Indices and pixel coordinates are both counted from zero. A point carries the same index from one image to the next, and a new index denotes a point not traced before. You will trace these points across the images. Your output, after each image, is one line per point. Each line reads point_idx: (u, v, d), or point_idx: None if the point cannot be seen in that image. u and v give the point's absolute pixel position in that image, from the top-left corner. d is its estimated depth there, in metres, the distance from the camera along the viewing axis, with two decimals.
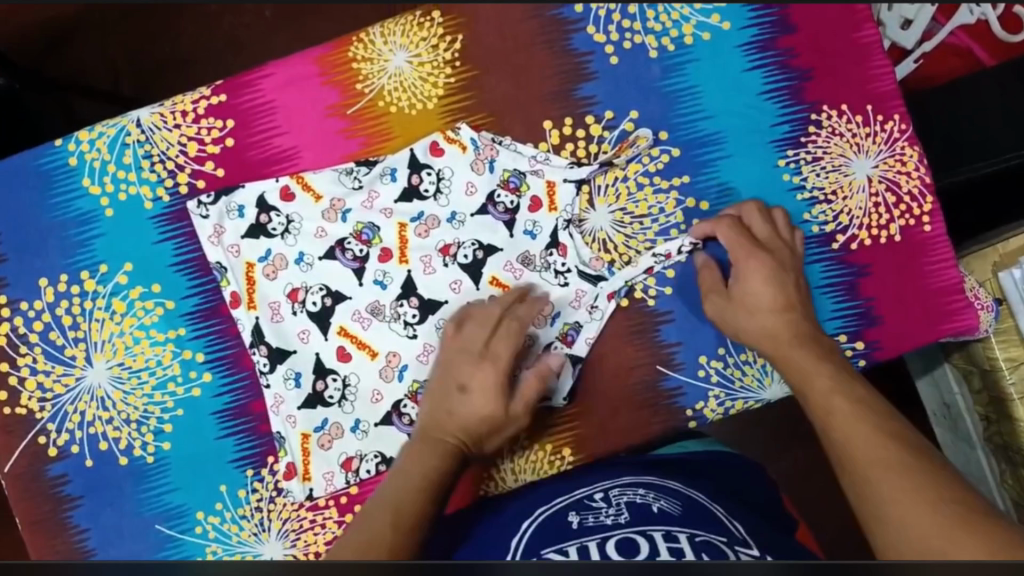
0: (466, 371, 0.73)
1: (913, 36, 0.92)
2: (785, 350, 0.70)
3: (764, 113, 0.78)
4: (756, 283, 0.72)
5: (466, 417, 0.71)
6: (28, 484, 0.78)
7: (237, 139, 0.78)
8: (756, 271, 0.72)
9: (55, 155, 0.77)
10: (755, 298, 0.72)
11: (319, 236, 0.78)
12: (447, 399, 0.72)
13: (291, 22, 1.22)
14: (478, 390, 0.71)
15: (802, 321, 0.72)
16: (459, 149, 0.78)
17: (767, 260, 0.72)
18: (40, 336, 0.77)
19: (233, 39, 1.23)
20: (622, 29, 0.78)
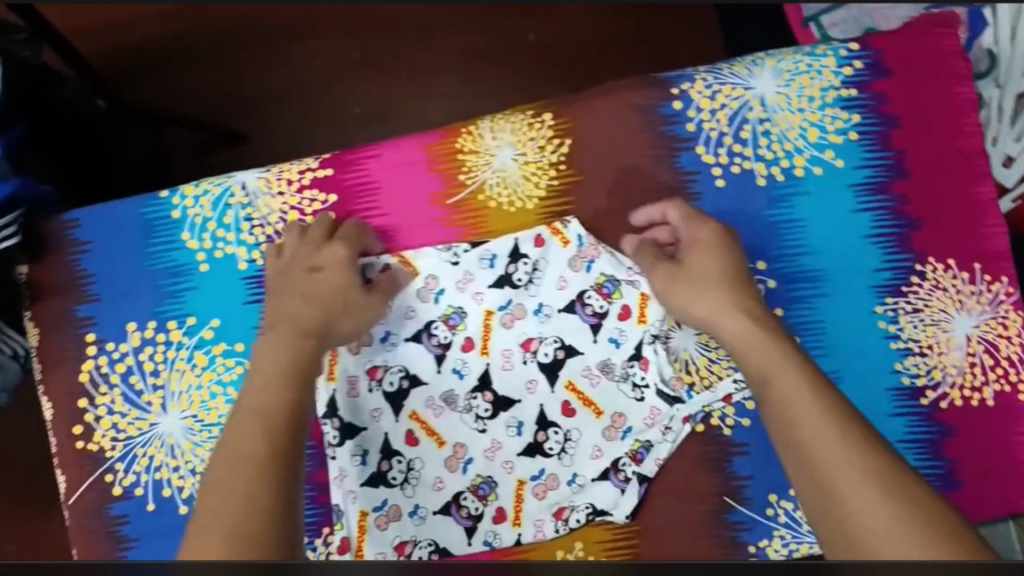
0: (314, 253, 0.74)
1: (1015, 174, 0.88)
2: (723, 314, 0.66)
3: (869, 257, 0.76)
4: (703, 253, 0.71)
5: (323, 293, 0.72)
6: (91, 520, 0.79)
7: (337, 214, 0.79)
8: (706, 241, 0.71)
9: (160, 206, 0.79)
10: (702, 267, 0.70)
11: (408, 317, 0.80)
12: (300, 281, 0.72)
13: (379, 66, 1.23)
14: (329, 265, 0.73)
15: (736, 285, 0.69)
16: (561, 243, 0.78)
17: (714, 239, 0.71)
18: (121, 378, 0.79)
19: (322, 76, 1.23)
20: (732, 153, 0.77)
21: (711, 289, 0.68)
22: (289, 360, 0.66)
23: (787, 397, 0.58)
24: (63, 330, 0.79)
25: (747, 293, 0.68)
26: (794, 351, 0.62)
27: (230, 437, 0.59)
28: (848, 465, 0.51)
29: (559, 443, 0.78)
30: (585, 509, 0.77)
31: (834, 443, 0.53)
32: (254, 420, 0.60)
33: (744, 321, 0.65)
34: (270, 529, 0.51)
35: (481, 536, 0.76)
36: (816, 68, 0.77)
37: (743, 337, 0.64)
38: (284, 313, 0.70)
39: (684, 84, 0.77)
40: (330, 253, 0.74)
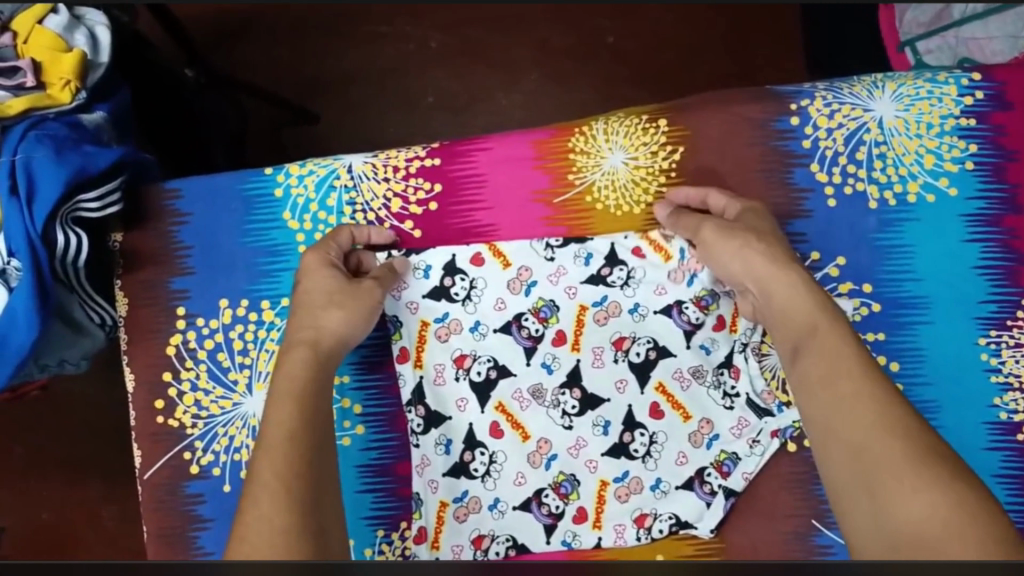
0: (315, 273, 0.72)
1: None
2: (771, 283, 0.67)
3: (975, 288, 0.76)
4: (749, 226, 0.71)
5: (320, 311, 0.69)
6: (165, 496, 0.78)
7: (441, 205, 0.78)
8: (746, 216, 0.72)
9: (263, 182, 0.78)
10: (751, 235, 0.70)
11: (498, 307, 0.78)
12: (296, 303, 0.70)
13: (458, 58, 1.22)
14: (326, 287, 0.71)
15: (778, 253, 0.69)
16: (662, 258, 0.78)
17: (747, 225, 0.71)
18: (208, 354, 0.78)
19: (400, 63, 1.23)
20: (846, 173, 0.76)
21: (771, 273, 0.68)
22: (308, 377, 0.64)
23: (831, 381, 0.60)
24: (154, 301, 0.79)
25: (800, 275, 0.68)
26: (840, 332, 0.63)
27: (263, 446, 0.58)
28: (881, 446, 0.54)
29: (644, 445, 0.76)
30: (668, 520, 0.75)
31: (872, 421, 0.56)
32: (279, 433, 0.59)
33: (798, 304, 0.66)
34: (300, 534, 0.51)
35: (560, 535, 0.75)
36: (936, 94, 0.77)
37: (796, 317, 0.65)
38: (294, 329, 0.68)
39: (803, 100, 0.77)
40: (318, 278, 0.71)
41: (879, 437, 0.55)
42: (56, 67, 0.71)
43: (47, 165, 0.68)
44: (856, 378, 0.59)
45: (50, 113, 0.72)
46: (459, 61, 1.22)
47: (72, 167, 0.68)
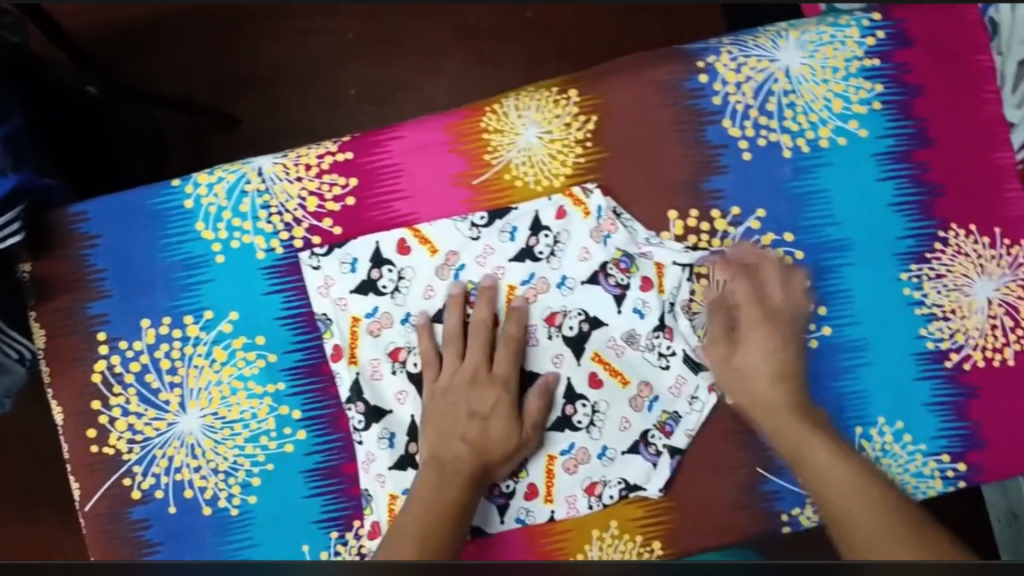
0: (474, 396, 0.74)
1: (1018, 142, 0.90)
2: (771, 413, 0.72)
3: (892, 225, 0.77)
4: (751, 335, 0.75)
5: (491, 446, 0.72)
6: (108, 525, 0.76)
7: (358, 198, 0.77)
8: (750, 327, 0.75)
9: (171, 195, 0.76)
10: (756, 344, 0.74)
11: (428, 295, 0.77)
12: (458, 427, 0.73)
13: (376, 48, 1.19)
14: (490, 414, 0.73)
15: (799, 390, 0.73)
16: (582, 215, 0.77)
17: (768, 332, 0.74)
18: (136, 377, 0.76)
19: (317, 58, 1.20)
20: (758, 125, 0.77)
21: (779, 378, 0.73)
22: (446, 499, 0.69)
23: (808, 440, 0.70)
24: (73, 328, 0.76)
25: (760, 383, 0.73)
26: (826, 436, 0.70)
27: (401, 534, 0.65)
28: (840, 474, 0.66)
29: (587, 415, 0.77)
30: (618, 485, 0.76)
31: (864, 503, 0.64)
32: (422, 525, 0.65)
33: (796, 392, 0.73)
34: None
35: (513, 513, 0.76)
36: (839, 38, 0.77)
37: (770, 408, 0.72)
38: (445, 465, 0.71)
39: (710, 57, 0.77)
40: (478, 400, 0.74)
41: (861, 509, 0.63)
42: None
43: None
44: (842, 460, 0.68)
45: None
46: (379, 51, 1.20)
47: None
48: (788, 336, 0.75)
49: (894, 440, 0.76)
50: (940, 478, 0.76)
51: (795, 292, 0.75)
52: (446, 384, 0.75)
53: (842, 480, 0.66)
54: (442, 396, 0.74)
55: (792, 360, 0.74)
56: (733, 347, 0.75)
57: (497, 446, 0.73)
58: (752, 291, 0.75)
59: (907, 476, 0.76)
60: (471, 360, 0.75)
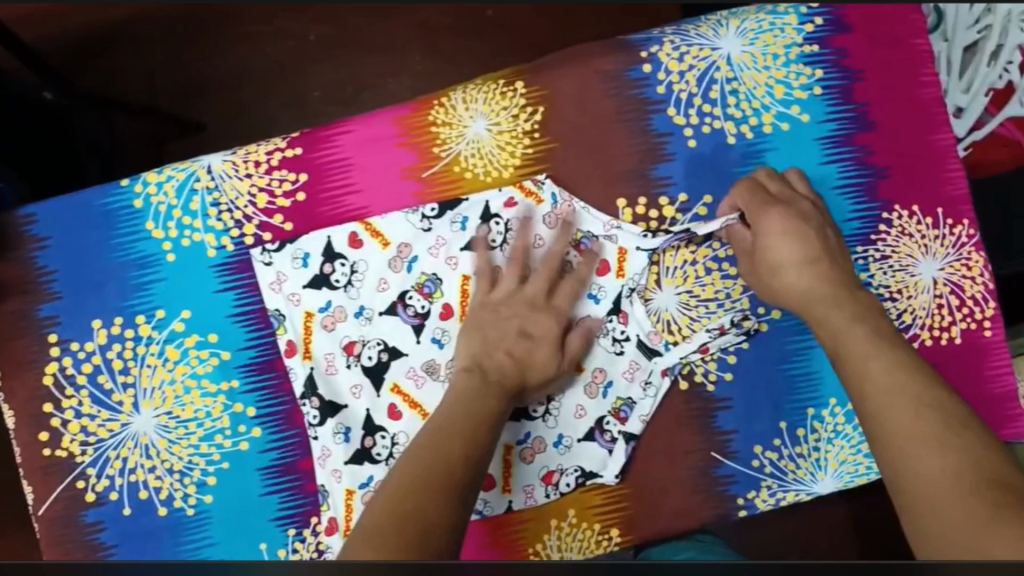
0: (531, 314, 0.74)
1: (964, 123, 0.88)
2: (815, 307, 0.69)
3: (837, 208, 0.78)
4: (777, 239, 0.72)
5: (534, 365, 0.72)
6: (63, 529, 0.75)
7: (308, 193, 0.77)
8: (776, 227, 0.72)
9: (120, 195, 0.76)
10: (788, 230, 0.72)
11: (381, 288, 0.77)
12: (508, 342, 0.72)
13: (336, 50, 1.20)
14: (542, 336, 0.73)
15: (830, 271, 0.71)
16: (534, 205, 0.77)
17: (787, 214, 0.72)
18: (88, 378, 0.75)
19: (278, 61, 1.20)
20: (702, 113, 0.78)
21: (806, 263, 0.71)
22: (487, 405, 0.67)
23: (849, 328, 0.66)
24: (24, 332, 0.75)
25: (822, 279, 0.70)
26: (868, 326, 0.66)
27: (431, 446, 0.62)
28: (897, 411, 0.57)
29: (543, 404, 0.77)
30: (575, 473, 0.77)
31: (909, 419, 0.56)
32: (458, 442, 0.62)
33: (828, 271, 0.70)
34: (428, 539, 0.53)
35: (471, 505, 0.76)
36: (779, 26, 0.79)
37: (806, 293, 0.70)
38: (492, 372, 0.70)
39: (652, 47, 0.78)
40: (540, 321, 0.74)
41: (912, 440, 0.55)
42: None
43: None
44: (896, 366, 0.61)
45: None
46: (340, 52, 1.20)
47: None
48: (816, 228, 0.72)
49: (845, 420, 0.78)
50: None
51: (801, 184, 0.75)
52: (499, 300, 0.75)
53: (888, 378, 0.60)
54: (493, 309, 0.74)
55: (810, 245, 0.71)
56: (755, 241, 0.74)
57: (537, 370, 0.72)
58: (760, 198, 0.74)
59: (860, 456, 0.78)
60: (533, 286, 0.75)
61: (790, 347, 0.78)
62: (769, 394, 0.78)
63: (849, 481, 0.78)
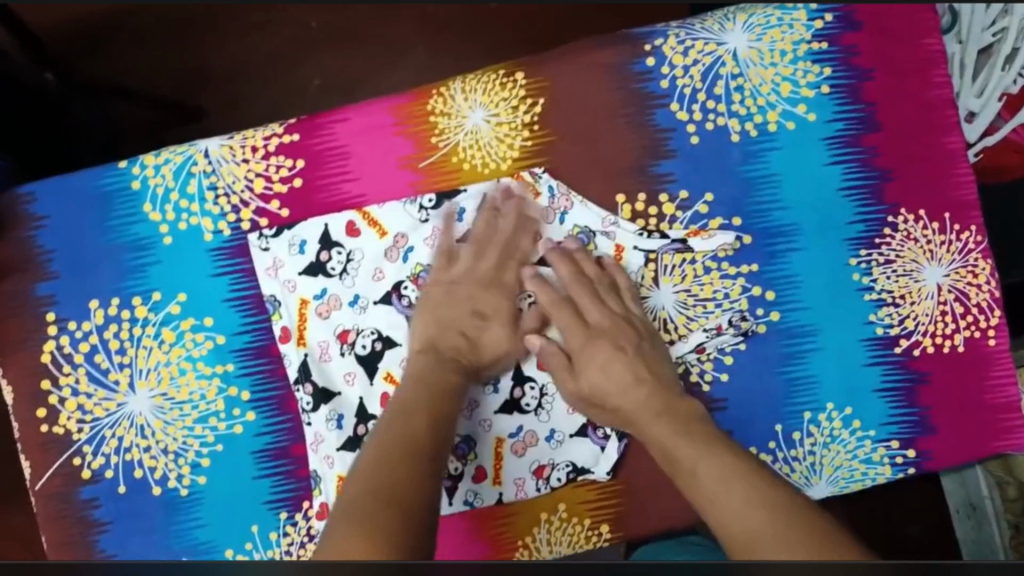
0: (486, 303, 0.77)
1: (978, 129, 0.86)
2: (647, 421, 0.70)
3: (842, 210, 0.77)
4: (598, 371, 0.73)
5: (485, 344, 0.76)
6: (60, 504, 0.77)
7: (305, 180, 0.77)
8: (599, 361, 0.73)
9: (120, 176, 0.76)
10: (606, 369, 0.73)
11: (378, 277, 0.77)
12: (464, 322, 0.76)
13: (336, 37, 1.21)
14: (495, 317, 0.76)
15: (655, 392, 0.71)
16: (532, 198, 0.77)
17: (610, 353, 0.73)
18: (85, 357, 0.76)
19: (279, 52, 1.21)
20: (706, 109, 0.76)
21: (629, 384, 0.71)
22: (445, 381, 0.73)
23: (673, 445, 0.67)
24: (21, 310, 0.76)
25: (639, 394, 0.71)
26: (692, 435, 0.68)
27: (382, 438, 0.68)
28: (709, 462, 0.65)
29: (536, 398, 0.77)
30: (566, 468, 0.77)
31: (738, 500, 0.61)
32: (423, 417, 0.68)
33: (650, 394, 0.71)
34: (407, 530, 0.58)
35: (462, 495, 0.77)
36: (786, 22, 0.77)
37: (641, 404, 0.71)
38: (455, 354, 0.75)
39: (657, 40, 0.76)
40: (490, 300, 0.76)
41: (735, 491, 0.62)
42: None
43: None
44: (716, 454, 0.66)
45: None
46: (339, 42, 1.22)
47: None
48: (644, 355, 0.74)
49: (843, 426, 0.77)
50: (889, 464, 0.77)
51: (612, 294, 0.75)
52: (456, 278, 0.76)
53: (718, 471, 0.64)
54: (445, 288, 0.76)
55: (637, 367, 0.72)
56: (574, 322, 0.75)
57: (491, 350, 0.76)
58: (572, 273, 0.75)
59: (856, 461, 0.77)
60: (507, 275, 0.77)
61: (789, 350, 0.77)
62: (764, 396, 0.77)
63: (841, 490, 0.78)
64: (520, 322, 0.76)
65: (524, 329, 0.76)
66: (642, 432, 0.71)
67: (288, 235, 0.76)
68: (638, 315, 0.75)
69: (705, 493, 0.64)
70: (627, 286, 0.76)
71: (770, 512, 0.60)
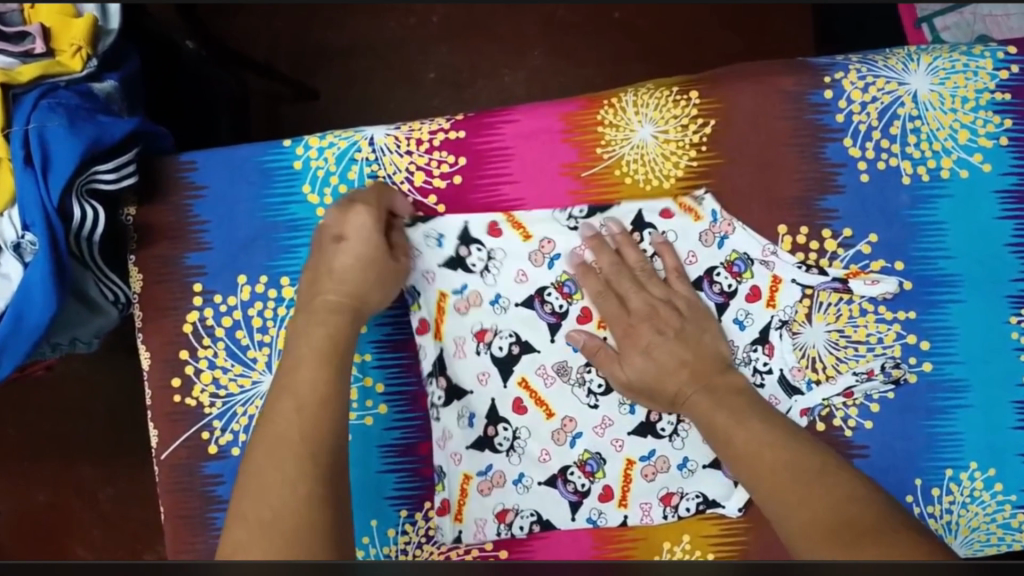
0: (338, 221, 0.71)
1: None
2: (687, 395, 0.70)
3: (1007, 266, 0.75)
4: (645, 351, 0.72)
5: (342, 267, 0.69)
6: (182, 475, 0.76)
7: (465, 177, 0.76)
8: (645, 342, 0.72)
9: (281, 155, 0.76)
10: (642, 341, 0.72)
11: (520, 280, 0.76)
12: (325, 252, 0.70)
13: (457, 33, 1.20)
14: (355, 239, 0.70)
15: (707, 368, 0.71)
16: (693, 217, 0.75)
17: (649, 329, 0.72)
18: (226, 331, 0.76)
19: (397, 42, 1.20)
20: (880, 148, 0.75)
21: (672, 367, 0.70)
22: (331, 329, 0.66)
23: (712, 412, 0.67)
24: (170, 277, 0.76)
25: (697, 368, 0.71)
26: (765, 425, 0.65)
27: (267, 430, 0.60)
28: (744, 430, 0.65)
29: (672, 424, 0.76)
30: (695, 498, 0.75)
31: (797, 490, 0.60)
32: (286, 402, 0.61)
33: (696, 375, 0.70)
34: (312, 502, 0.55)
35: (586, 513, 0.75)
36: (972, 68, 0.75)
37: (666, 372, 0.71)
38: (317, 293, 0.69)
39: (837, 73, 0.75)
40: (361, 243, 0.70)
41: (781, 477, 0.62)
42: (65, 33, 0.67)
43: (61, 136, 0.65)
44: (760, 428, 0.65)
45: (62, 81, 0.68)
46: (457, 38, 1.20)
47: (87, 138, 0.65)
48: (689, 338, 0.72)
49: (983, 487, 0.75)
50: None
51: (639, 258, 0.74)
52: (344, 222, 0.71)
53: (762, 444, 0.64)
54: (334, 236, 0.70)
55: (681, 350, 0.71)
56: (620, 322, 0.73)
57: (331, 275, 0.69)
58: (618, 261, 0.74)
59: (994, 525, 0.75)
60: (359, 195, 0.73)
61: (936, 403, 0.75)
62: (906, 447, 0.75)
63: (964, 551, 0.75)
64: (377, 250, 0.70)
65: (374, 255, 0.70)
66: (691, 409, 0.70)
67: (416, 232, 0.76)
68: (679, 295, 0.74)
69: (741, 453, 0.65)
70: (673, 267, 0.74)
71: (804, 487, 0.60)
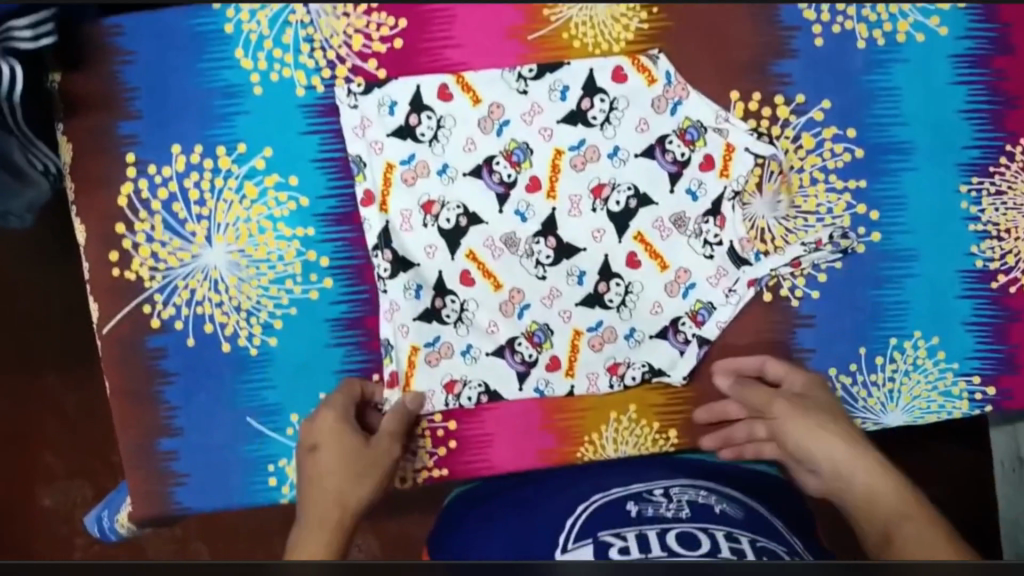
0: (309, 433, 0.75)
1: None
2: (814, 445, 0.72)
3: (960, 133, 0.74)
4: (811, 432, 0.72)
5: (327, 472, 0.74)
6: (126, 351, 0.75)
7: (407, 41, 0.73)
8: (808, 426, 0.72)
9: (212, 16, 0.72)
10: (800, 428, 0.73)
11: (468, 149, 0.74)
12: (304, 460, 0.75)
13: None
14: (326, 446, 0.74)
15: (860, 443, 0.72)
16: (646, 81, 0.73)
17: (822, 422, 0.72)
18: (163, 204, 0.74)
19: None
20: (835, 10, 0.73)
21: (818, 431, 0.72)
22: (349, 488, 0.74)
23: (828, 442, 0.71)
24: (99, 147, 0.73)
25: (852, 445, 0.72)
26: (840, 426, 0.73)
27: (308, 506, 0.74)
28: (818, 429, 0.72)
29: (620, 295, 0.75)
30: (641, 367, 0.76)
31: (886, 492, 0.69)
32: (328, 478, 0.74)
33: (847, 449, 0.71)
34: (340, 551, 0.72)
35: (533, 383, 0.76)
36: None
37: (827, 456, 0.71)
38: (311, 501, 0.74)
39: None
40: (334, 451, 0.74)
41: (871, 488, 0.70)
42: None
43: None
44: (838, 440, 0.71)
45: None
46: None
47: None
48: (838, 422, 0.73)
49: (927, 355, 0.76)
50: (968, 400, 0.76)
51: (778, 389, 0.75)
52: (315, 439, 0.74)
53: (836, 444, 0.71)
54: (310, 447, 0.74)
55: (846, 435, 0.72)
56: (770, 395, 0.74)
57: (325, 462, 0.74)
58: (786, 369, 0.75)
59: (935, 393, 0.76)
60: (315, 435, 0.74)
61: (884, 272, 0.75)
62: (852, 317, 0.75)
63: (864, 420, 0.76)
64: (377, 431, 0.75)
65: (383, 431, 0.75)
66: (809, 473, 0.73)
67: (376, 97, 0.73)
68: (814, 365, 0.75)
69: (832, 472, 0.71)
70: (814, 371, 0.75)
71: (883, 484, 0.69)
